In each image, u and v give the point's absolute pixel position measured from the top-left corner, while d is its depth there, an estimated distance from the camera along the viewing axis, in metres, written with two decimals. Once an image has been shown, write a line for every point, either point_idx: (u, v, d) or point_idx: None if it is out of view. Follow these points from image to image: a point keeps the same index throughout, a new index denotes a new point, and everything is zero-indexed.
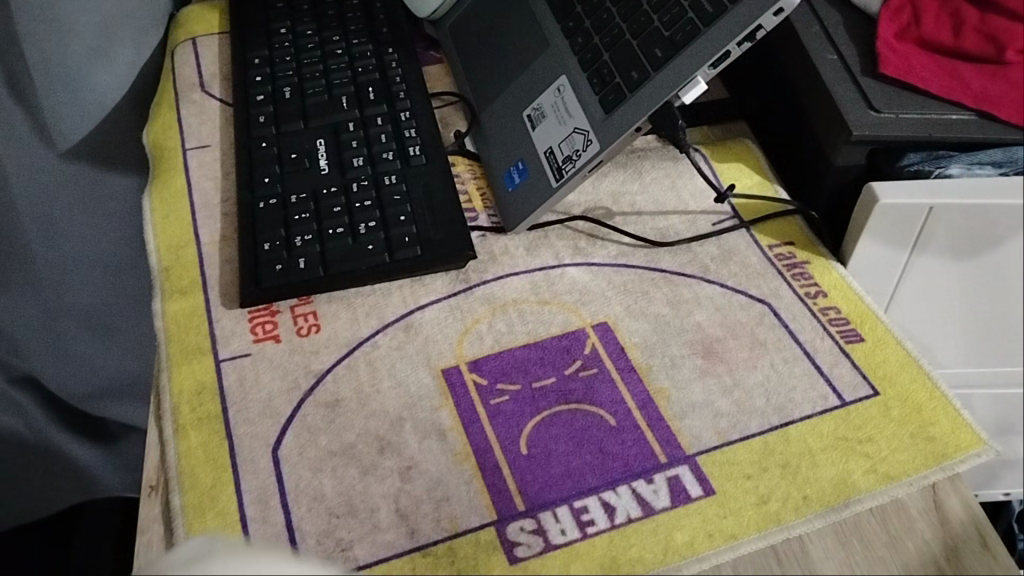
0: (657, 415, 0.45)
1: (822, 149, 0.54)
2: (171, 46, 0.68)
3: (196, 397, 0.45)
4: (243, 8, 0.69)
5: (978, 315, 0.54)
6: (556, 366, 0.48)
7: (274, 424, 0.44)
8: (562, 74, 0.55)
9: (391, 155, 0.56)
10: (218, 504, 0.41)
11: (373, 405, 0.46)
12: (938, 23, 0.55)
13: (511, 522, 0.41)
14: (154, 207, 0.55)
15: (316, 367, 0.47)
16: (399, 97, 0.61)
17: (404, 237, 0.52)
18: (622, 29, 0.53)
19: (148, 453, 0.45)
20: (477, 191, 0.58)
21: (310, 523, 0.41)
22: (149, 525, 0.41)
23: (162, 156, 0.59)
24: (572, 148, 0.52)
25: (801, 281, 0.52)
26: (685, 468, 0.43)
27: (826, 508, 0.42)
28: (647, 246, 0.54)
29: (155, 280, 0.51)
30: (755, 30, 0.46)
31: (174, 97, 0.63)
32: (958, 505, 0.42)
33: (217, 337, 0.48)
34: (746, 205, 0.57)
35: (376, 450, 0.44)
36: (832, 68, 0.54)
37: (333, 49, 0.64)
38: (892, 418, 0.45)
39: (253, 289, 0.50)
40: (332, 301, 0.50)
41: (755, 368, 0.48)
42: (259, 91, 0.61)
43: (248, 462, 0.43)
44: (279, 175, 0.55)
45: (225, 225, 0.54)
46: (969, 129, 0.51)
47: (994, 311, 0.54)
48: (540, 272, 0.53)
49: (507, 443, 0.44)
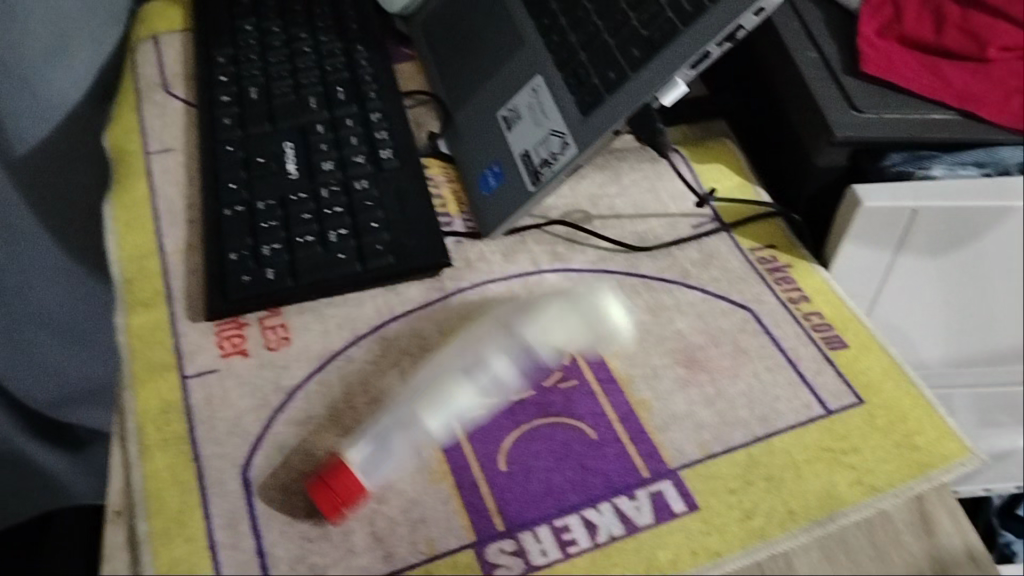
0: (639, 427, 0.44)
1: (803, 149, 0.53)
2: (131, 44, 0.65)
3: (161, 416, 0.44)
4: (206, 4, 0.67)
5: (943, 300, 0.57)
6: (536, 379, 0.47)
7: (244, 444, 0.43)
8: (537, 73, 0.53)
9: (362, 158, 0.54)
10: (185, 530, 0.40)
11: (346, 423, 0.44)
12: (919, 19, 0.54)
13: (490, 544, 0.40)
14: (115, 214, 0.53)
15: (286, 383, 0.46)
16: (369, 97, 0.59)
17: (376, 245, 0.50)
18: (598, 27, 0.52)
19: (111, 476, 0.43)
20: (451, 194, 0.57)
21: (281, 549, 0.39)
22: (112, 553, 0.40)
23: (123, 160, 0.57)
24: (549, 151, 0.50)
25: (783, 285, 0.51)
26: (668, 482, 0.42)
27: (811, 522, 0.41)
28: (626, 250, 0.53)
29: (117, 292, 0.49)
30: (734, 30, 0.46)
31: (135, 98, 0.61)
32: (945, 516, 0.42)
33: (182, 352, 0.46)
34: (727, 208, 0.56)
35: None
36: (813, 66, 0.53)
37: (300, 47, 0.62)
38: (876, 427, 0.45)
39: (219, 301, 0.48)
40: (303, 312, 0.49)
41: (738, 377, 0.47)
42: (223, 91, 0.59)
43: (216, 485, 0.41)
44: (245, 180, 0.53)
45: (190, 233, 0.52)
46: (951, 129, 0.50)
47: (959, 294, 0.56)
48: (517, 279, 0.51)
49: (485, 460, 0.43)
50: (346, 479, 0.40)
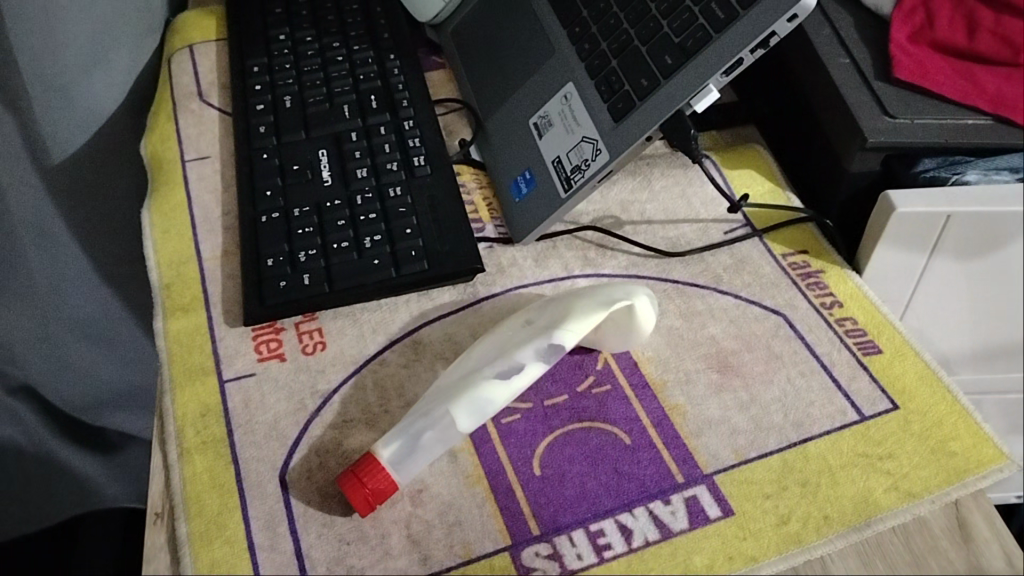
0: (673, 433, 0.45)
1: (836, 155, 0.53)
2: (167, 54, 0.66)
3: (200, 419, 0.44)
4: (240, 14, 0.68)
5: (991, 309, 0.54)
6: (569, 384, 0.47)
7: (282, 447, 0.43)
8: (568, 81, 0.54)
9: (395, 165, 0.55)
10: (225, 532, 0.40)
11: (382, 427, 0.44)
12: (952, 25, 0.54)
13: (526, 547, 0.40)
14: (153, 221, 0.54)
15: (323, 387, 0.46)
16: (402, 105, 0.59)
17: (410, 251, 0.50)
18: (630, 35, 0.51)
19: (152, 478, 0.44)
20: (483, 201, 0.57)
21: (319, 550, 0.40)
22: (154, 554, 0.40)
23: (160, 168, 0.58)
24: (581, 157, 0.51)
25: (816, 291, 0.52)
26: (703, 488, 0.42)
27: (847, 527, 0.41)
28: (658, 256, 0.53)
29: (156, 297, 0.50)
30: (768, 37, 0.45)
31: (172, 106, 0.62)
32: (983, 523, 0.41)
33: (220, 357, 0.47)
34: (758, 214, 0.56)
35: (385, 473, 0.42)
36: (844, 72, 0.53)
37: (333, 56, 0.63)
38: (912, 432, 0.44)
39: (257, 306, 0.48)
40: (338, 317, 0.49)
41: (772, 383, 0.47)
42: (258, 100, 0.60)
43: (255, 488, 0.42)
44: (280, 187, 0.54)
45: (227, 240, 0.53)
46: (984, 134, 0.50)
47: (1007, 307, 0.54)
48: (549, 284, 0.52)
49: (519, 464, 0.43)
50: (378, 477, 0.40)
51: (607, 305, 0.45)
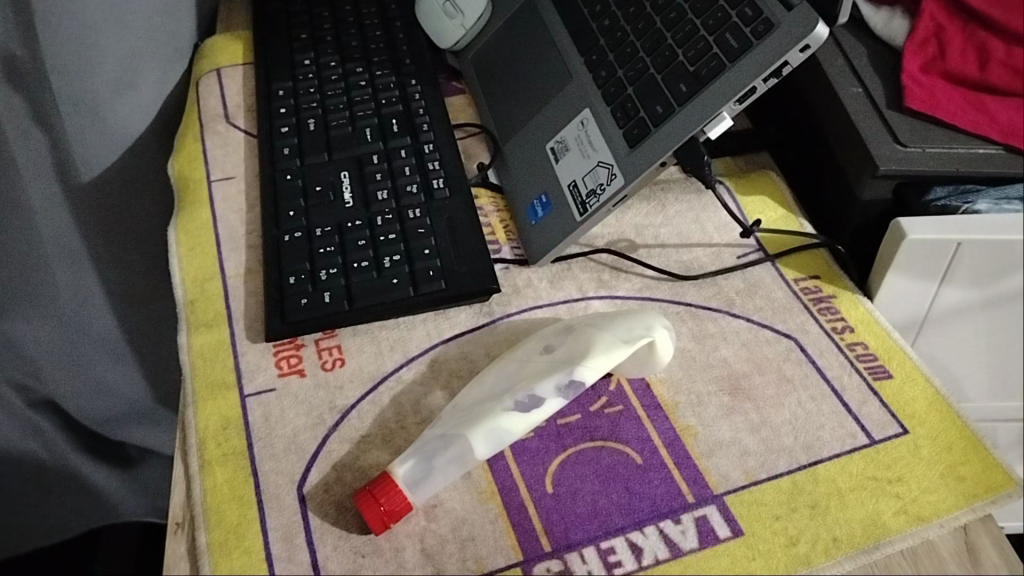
0: (684, 453, 0.45)
1: (848, 183, 0.54)
2: (195, 77, 0.68)
3: (221, 433, 0.45)
4: (267, 38, 0.70)
5: None
6: (582, 404, 0.48)
7: (300, 460, 0.44)
8: (585, 107, 0.55)
9: (415, 188, 0.56)
10: (244, 542, 0.41)
11: (398, 443, 0.45)
12: (964, 55, 0.54)
13: (537, 563, 0.41)
14: (179, 239, 0.55)
15: (341, 403, 0.47)
16: (423, 129, 0.61)
17: (429, 271, 0.52)
18: (646, 63, 0.53)
19: (173, 489, 0.45)
20: (500, 223, 0.58)
21: (335, 563, 0.40)
22: (175, 563, 0.41)
23: (186, 188, 0.59)
24: (597, 182, 0.52)
25: (827, 315, 0.52)
26: (712, 508, 0.43)
27: (856, 549, 0.41)
28: (671, 279, 0.54)
29: (180, 313, 0.51)
30: (781, 66, 0.46)
31: (199, 127, 0.64)
32: (991, 548, 0.42)
33: (242, 371, 0.48)
34: (771, 239, 0.57)
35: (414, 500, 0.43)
36: (857, 101, 0.54)
37: (357, 81, 0.65)
38: (922, 458, 0.45)
39: (278, 323, 0.50)
40: (356, 335, 0.51)
41: (783, 406, 0.47)
42: (283, 122, 0.62)
43: (274, 499, 0.43)
44: (303, 207, 0.55)
45: (250, 258, 0.55)
46: (996, 164, 0.51)
47: None
48: (563, 305, 0.53)
49: (532, 481, 0.44)
50: (393, 497, 0.41)
51: (629, 338, 0.46)
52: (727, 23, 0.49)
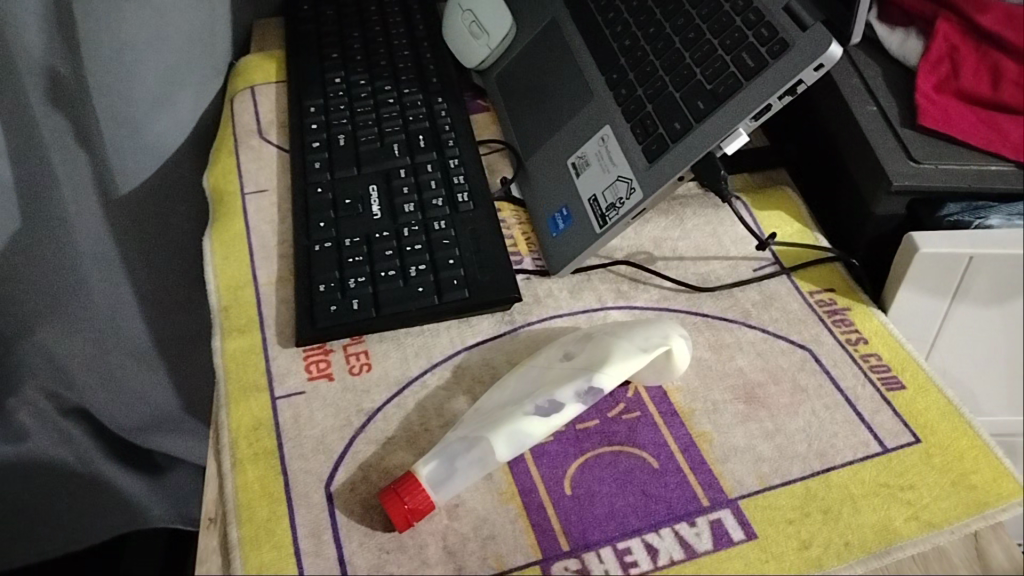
0: (700, 459, 0.46)
1: (863, 198, 0.55)
2: (229, 94, 0.71)
3: (253, 432, 0.47)
4: (299, 58, 0.72)
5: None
6: (600, 410, 0.49)
7: (328, 460, 0.46)
8: (606, 123, 0.57)
9: (440, 201, 0.58)
10: (274, 537, 0.43)
11: (422, 444, 0.47)
12: (978, 76, 0.56)
13: (555, 562, 0.42)
14: (213, 248, 0.58)
15: (367, 405, 0.49)
16: (448, 145, 0.63)
17: (453, 280, 0.53)
18: (665, 81, 0.54)
19: (206, 487, 0.47)
20: (522, 236, 0.60)
21: (361, 558, 0.42)
22: (207, 557, 0.43)
23: (221, 200, 0.61)
24: (616, 196, 0.53)
25: (841, 327, 0.53)
26: (727, 511, 0.44)
27: (868, 554, 0.42)
28: (688, 290, 0.56)
29: (214, 319, 0.53)
30: (796, 84, 0.47)
31: (233, 142, 0.66)
32: (1001, 555, 0.43)
33: (273, 375, 0.50)
34: (787, 252, 0.59)
35: (440, 505, 0.44)
36: (872, 120, 0.55)
37: (385, 99, 0.67)
38: (933, 466, 0.46)
39: (308, 328, 0.52)
40: (383, 341, 0.52)
41: (797, 414, 0.48)
42: (314, 138, 0.64)
43: (302, 497, 0.44)
44: (333, 219, 0.58)
45: (282, 267, 0.57)
46: (1007, 180, 0.52)
47: None
48: (583, 315, 0.54)
49: (551, 483, 0.45)
50: (416, 496, 0.42)
51: (647, 346, 0.47)
52: (743, 43, 0.51)
